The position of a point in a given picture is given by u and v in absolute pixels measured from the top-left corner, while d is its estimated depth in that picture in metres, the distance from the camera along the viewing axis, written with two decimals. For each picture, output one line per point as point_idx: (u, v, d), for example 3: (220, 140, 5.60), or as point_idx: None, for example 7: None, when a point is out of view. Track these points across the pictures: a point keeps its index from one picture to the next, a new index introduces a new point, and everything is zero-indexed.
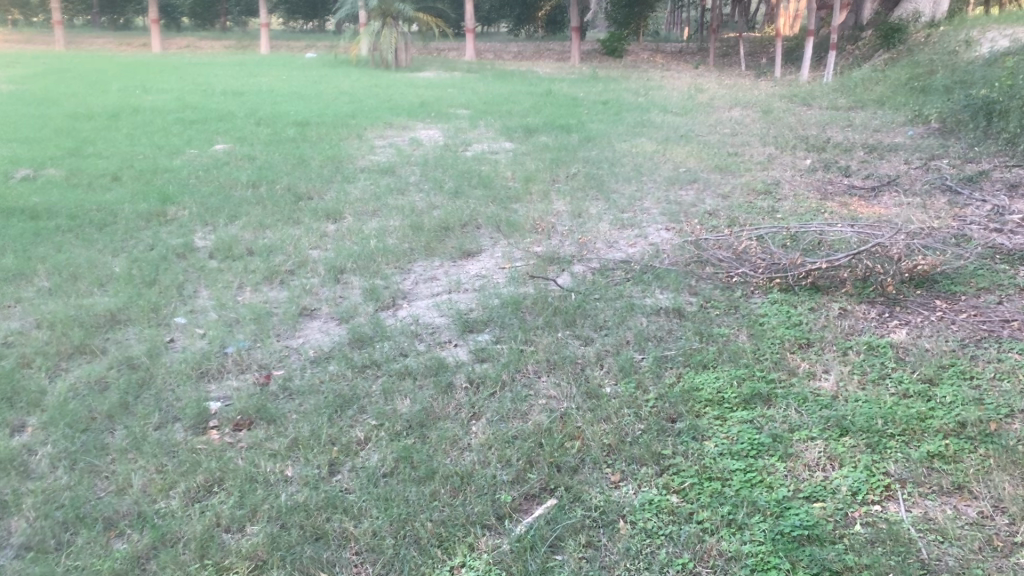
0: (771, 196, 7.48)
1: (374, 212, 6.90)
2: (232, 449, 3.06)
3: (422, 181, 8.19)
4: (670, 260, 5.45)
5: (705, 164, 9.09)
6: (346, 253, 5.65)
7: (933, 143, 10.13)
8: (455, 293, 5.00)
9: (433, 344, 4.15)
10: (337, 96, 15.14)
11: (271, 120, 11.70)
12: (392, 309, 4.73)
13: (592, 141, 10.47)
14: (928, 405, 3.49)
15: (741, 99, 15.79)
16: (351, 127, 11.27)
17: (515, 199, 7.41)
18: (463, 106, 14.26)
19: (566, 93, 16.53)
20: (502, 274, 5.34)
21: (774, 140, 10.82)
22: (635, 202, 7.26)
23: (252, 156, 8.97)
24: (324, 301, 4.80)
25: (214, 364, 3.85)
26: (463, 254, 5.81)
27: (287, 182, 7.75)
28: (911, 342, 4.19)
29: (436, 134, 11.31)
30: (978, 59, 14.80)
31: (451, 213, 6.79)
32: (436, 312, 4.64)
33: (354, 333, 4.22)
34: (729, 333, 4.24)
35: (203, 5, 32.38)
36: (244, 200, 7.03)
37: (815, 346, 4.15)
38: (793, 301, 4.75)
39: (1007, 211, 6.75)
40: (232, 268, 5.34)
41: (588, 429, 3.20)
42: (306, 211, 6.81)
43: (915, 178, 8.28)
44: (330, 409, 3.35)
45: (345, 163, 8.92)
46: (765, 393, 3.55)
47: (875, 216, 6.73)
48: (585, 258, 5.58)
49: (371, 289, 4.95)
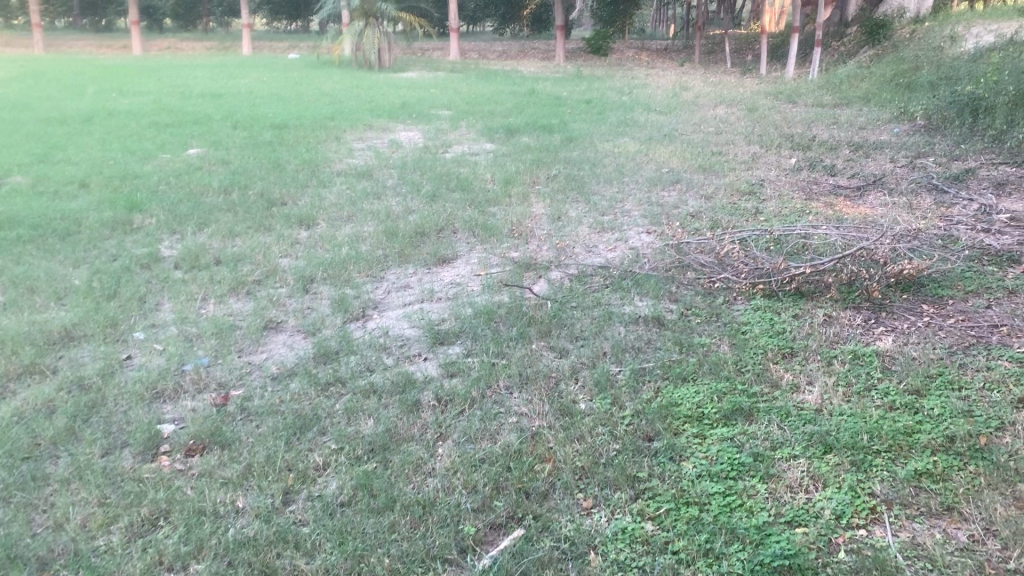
0: (754, 197, 7.34)
1: (349, 218, 6.73)
2: (181, 478, 2.89)
3: (399, 184, 8.02)
4: (650, 265, 5.29)
5: (689, 164, 8.95)
6: (316, 261, 5.48)
7: (918, 141, 10.05)
8: (428, 303, 4.83)
9: (401, 359, 3.98)
10: (318, 97, 14.94)
11: (249, 122, 11.50)
12: (361, 321, 4.56)
13: (574, 141, 10.33)
14: (916, 418, 3.34)
15: (725, 96, 15.68)
16: (330, 130, 11.08)
17: (494, 202, 7.25)
18: (445, 106, 14.10)
19: (550, 92, 16.39)
20: (477, 281, 5.17)
21: (759, 139, 10.70)
22: (616, 204, 7.11)
23: (226, 161, 8.77)
24: (291, 313, 4.63)
25: (170, 384, 3.67)
26: (438, 261, 5.64)
27: (260, 188, 7.56)
28: (898, 350, 4.05)
29: (417, 135, 11.14)
30: (962, 55, 14.75)
31: (427, 218, 6.62)
32: (407, 323, 4.46)
33: (319, 348, 4.05)
34: (709, 343, 4.09)
35: (186, 6, 32.06)
36: (215, 206, 6.84)
37: (798, 355, 4.01)
38: (776, 308, 4.60)
39: (993, 210, 6.64)
40: (197, 279, 5.15)
41: (560, 450, 3.04)
42: (278, 217, 6.64)
43: (901, 177, 8.17)
44: (288, 432, 3.18)
45: (322, 167, 8.74)
46: (746, 408, 3.40)
47: (860, 217, 6.60)
48: (563, 264, 5.42)
49: (341, 299, 4.77)
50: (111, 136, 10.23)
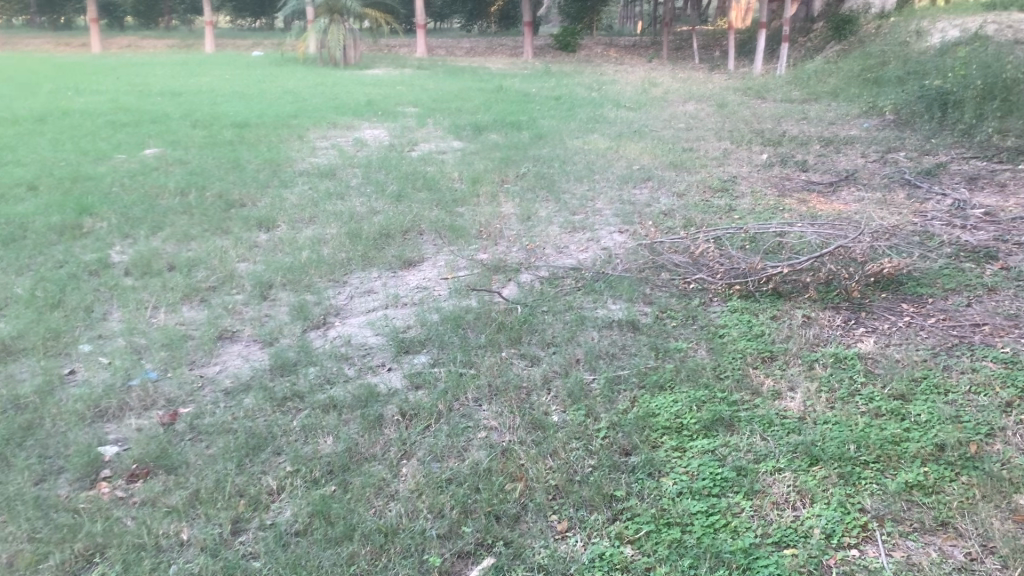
0: (727, 194, 7.20)
1: (311, 220, 6.50)
2: (121, 508, 2.68)
3: (364, 184, 7.78)
4: (623, 266, 5.12)
5: (660, 161, 8.82)
6: (276, 266, 5.24)
7: (889, 135, 9.99)
8: (392, 309, 4.63)
9: (363, 370, 3.77)
10: (281, 95, 14.64)
11: (209, 121, 11.19)
12: (323, 329, 4.34)
13: (543, 139, 10.15)
14: (903, 425, 3.20)
15: (694, 93, 15.59)
16: (292, 128, 10.79)
17: (461, 202, 7.04)
18: (411, 104, 13.86)
19: (519, 88, 16.21)
20: (445, 286, 4.97)
21: (729, 135, 10.60)
22: (587, 202, 6.94)
23: (184, 161, 8.48)
24: (247, 322, 4.39)
25: (114, 401, 3.43)
26: (403, 264, 5.44)
27: (218, 189, 7.28)
28: (880, 353, 3.91)
29: (383, 133, 10.91)
30: (929, 50, 14.80)
31: (392, 219, 6.40)
32: (370, 331, 4.26)
33: (275, 360, 3.83)
34: (687, 348, 3.92)
35: (147, 3, 31.44)
36: (170, 209, 6.57)
37: (778, 360, 3.84)
38: (754, 309, 4.45)
39: (968, 205, 6.55)
40: (148, 286, 4.90)
41: (532, 468, 2.85)
42: (237, 219, 6.38)
43: (873, 172, 8.09)
44: (240, 454, 2.97)
45: (284, 167, 8.48)
46: (727, 418, 3.23)
47: (835, 213, 6.48)
48: (533, 266, 5.23)
49: (301, 306, 4.55)
50: (64, 135, 9.88)
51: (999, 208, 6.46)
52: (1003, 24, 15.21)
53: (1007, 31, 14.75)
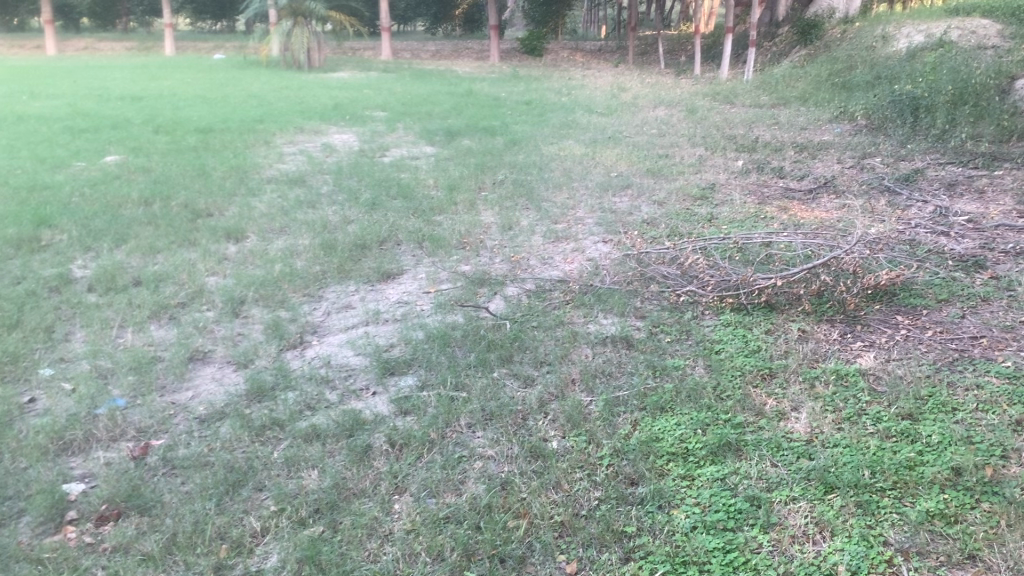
0: (707, 202, 7.10)
1: (282, 230, 6.26)
2: (90, 558, 2.48)
3: (336, 192, 7.54)
4: (611, 278, 4.97)
5: (636, 167, 8.70)
6: (247, 281, 5.01)
7: (863, 141, 9.96)
8: (373, 325, 4.43)
9: (346, 395, 3.57)
10: (246, 99, 14.30)
11: (171, 126, 10.86)
12: (300, 349, 4.13)
13: (517, 145, 9.99)
14: (915, 449, 3.08)
15: (664, 97, 15.54)
16: (258, 134, 10.50)
17: (438, 210, 6.85)
18: (380, 108, 13.62)
19: (488, 93, 16.02)
20: (428, 300, 4.78)
21: (703, 141, 10.52)
22: (567, 211, 6.79)
23: (147, 168, 8.18)
24: (220, 342, 4.17)
25: (79, 432, 3.20)
26: (382, 277, 5.24)
27: (184, 198, 7.01)
28: (882, 369, 3.79)
29: (352, 139, 10.67)
30: (895, 55, 14.89)
31: (368, 229, 6.19)
32: (351, 351, 4.06)
33: (252, 384, 3.62)
34: (684, 366, 3.75)
35: (104, 4, 30.73)
36: (133, 219, 6.29)
37: (779, 376, 3.70)
38: (747, 323, 4.29)
39: (950, 212, 6.51)
40: (113, 303, 4.65)
41: (535, 503, 2.69)
42: (204, 230, 6.12)
43: (851, 179, 8.03)
44: (219, 491, 2.78)
45: (252, 173, 8.22)
46: (734, 442, 3.08)
47: (819, 220, 6.39)
48: (518, 278, 5.06)
49: (275, 324, 4.34)
50: (19, 142, 9.51)
51: (981, 216, 6.42)
52: (967, 28, 15.35)
53: (972, 36, 14.88)
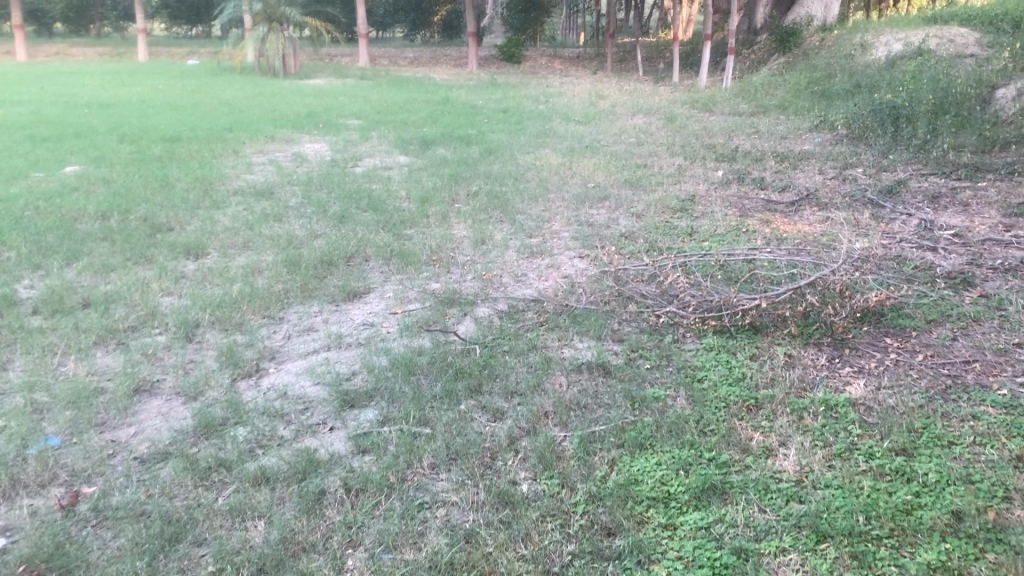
0: (686, 215, 6.90)
1: (245, 245, 5.99)
2: None
3: (304, 204, 7.28)
4: (586, 298, 4.74)
5: (615, 178, 8.50)
6: (204, 302, 4.74)
7: (844, 151, 9.81)
8: (335, 350, 4.17)
9: (301, 431, 3.31)
10: (217, 106, 13.98)
11: (137, 135, 10.54)
12: (256, 378, 3.87)
13: (493, 154, 9.76)
14: (912, 490, 2.86)
15: (642, 105, 15.38)
16: (227, 143, 10.20)
17: (410, 224, 6.60)
18: (354, 116, 13.35)
19: (465, 100, 15.80)
20: (394, 322, 4.53)
21: (682, 151, 10.34)
22: (543, 224, 6.57)
23: (108, 179, 7.87)
24: (170, 371, 3.90)
25: (4, 479, 2.93)
26: (347, 296, 4.98)
27: (144, 211, 6.72)
28: (872, 399, 3.59)
29: (324, 148, 10.40)
30: (874, 64, 14.80)
31: (334, 244, 5.93)
32: (310, 380, 3.80)
33: (200, 420, 3.35)
34: (665, 396, 3.53)
35: (76, 9, 30.22)
36: (88, 234, 6.00)
37: (765, 408, 3.49)
38: (731, 348, 4.07)
39: (934, 226, 6.34)
40: (58, 328, 4.36)
41: (502, 560, 2.46)
42: (162, 246, 5.84)
43: (833, 190, 7.87)
44: (154, 549, 2.53)
45: (217, 185, 7.93)
46: (719, 485, 2.86)
47: (801, 234, 6.20)
48: (489, 298, 4.82)
49: (230, 351, 4.07)
50: None
51: (966, 230, 6.26)
52: (945, 37, 15.30)
53: (949, 45, 14.83)
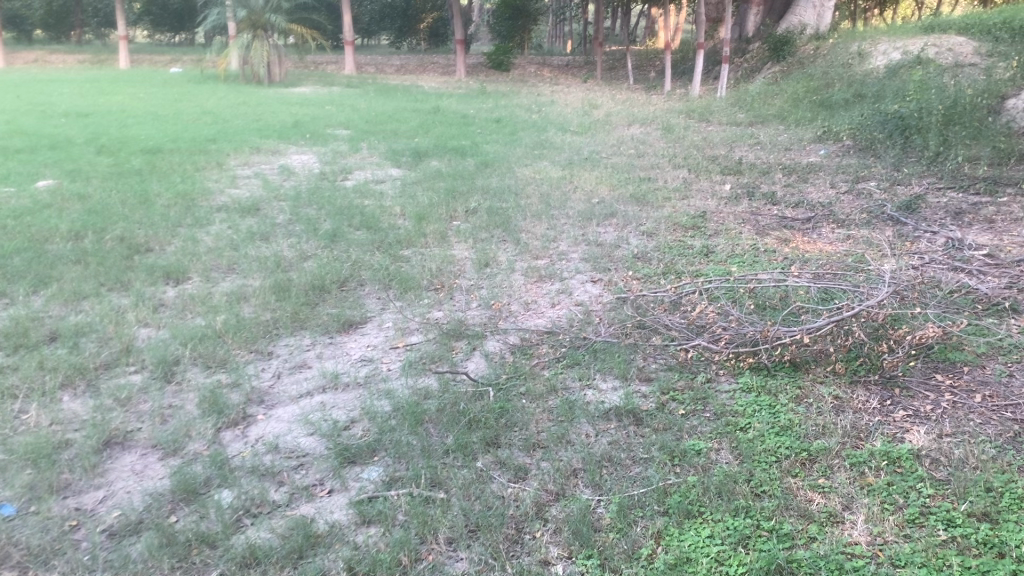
0: (699, 233, 6.52)
1: (230, 268, 5.56)
2: None
3: (293, 221, 6.86)
4: (605, 329, 4.33)
5: (619, 193, 8.11)
6: (185, 335, 4.30)
7: (854, 163, 9.46)
8: (331, 393, 3.73)
9: (295, 494, 2.89)
10: (201, 116, 13.53)
11: (116, 146, 10.07)
12: (243, 428, 3.44)
13: (489, 167, 9.36)
14: (1009, 568, 2.46)
15: (638, 115, 15.02)
16: (210, 155, 9.76)
17: (407, 244, 6.18)
18: (343, 126, 12.94)
19: (456, 110, 15.39)
20: (395, 357, 4.11)
21: (685, 163, 9.98)
22: (549, 244, 6.18)
23: (83, 195, 7.41)
24: (146, 420, 3.48)
25: None
26: (343, 326, 4.56)
27: (121, 230, 6.27)
28: (937, 450, 3.20)
29: (312, 159, 9.98)
30: (873, 73, 14.51)
31: (327, 266, 5.51)
32: (304, 430, 3.37)
33: (180, 482, 2.93)
34: (707, 448, 3.14)
35: (57, 15, 29.64)
36: (60, 257, 5.54)
37: (821, 463, 3.09)
38: (772, 388, 3.68)
39: (963, 244, 5.97)
40: (21, 367, 3.92)
41: None
42: (139, 270, 5.40)
43: (849, 206, 7.51)
44: None
45: (200, 200, 7.49)
46: (786, 565, 2.46)
47: (824, 255, 5.83)
48: (498, 329, 4.41)
49: (214, 395, 3.63)
50: None
51: (998, 249, 5.89)
52: (944, 46, 14.98)
53: (949, 54, 14.54)
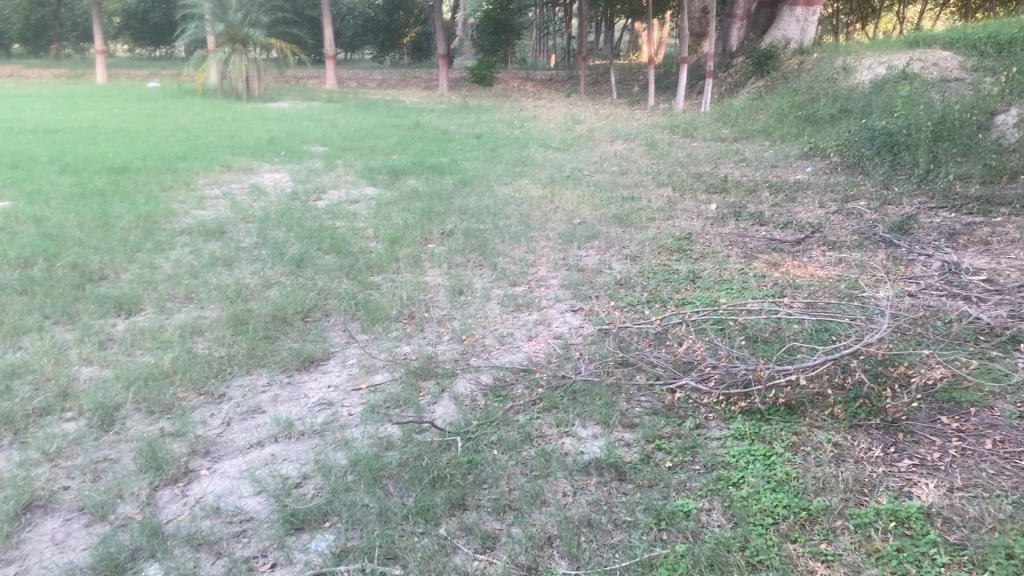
0: (684, 257, 6.24)
1: (187, 298, 5.22)
2: None
3: (259, 245, 6.53)
4: (585, 366, 4.02)
5: (601, 212, 7.84)
6: (129, 376, 3.95)
7: (842, 182, 9.22)
8: (283, 444, 3.40)
9: (233, 569, 2.57)
10: (174, 132, 13.17)
11: (81, 165, 9.70)
12: (184, 485, 3.10)
13: (468, 186, 9.07)
14: None
15: (621, 130, 14.79)
16: (179, 174, 9.41)
17: (378, 270, 5.86)
18: (319, 142, 12.62)
19: (437, 125, 15.10)
20: (356, 400, 3.79)
21: (669, 181, 9.72)
22: (527, 269, 5.88)
23: (39, 217, 7.06)
24: (75, 477, 3.14)
25: None
26: (303, 363, 4.23)
27: (74, 256, 5.92)
28: (949, 507, 2.89)
29: (284, 178, 9.66)
30: (858, 88, 14.34)
31: (291, 295, 5.18)
32: (250, 489, 3.04)
33: (103, 557, 2.60)
34: (696, 510, 2.83)
35: (34, 29, 29.16)
36: (3, 287, 5.19)
37: (823, 525, 2.79)
38: (767, 436, 3.38)
39: (960, 269, 5.70)
40: None
41: None
42: (89, 300, 5.05)
43: (839, 226, 7.25)
44: None
45: (163, 222, 7.15)
46: None
47: (816, 280, 5.55)
48: (470, 367, 4.09)
49: (154, 446, 3.29)
50: None
51: (996, 274, 5.63)
52: (929, 60, 14.85)
53: (934, 69, 14.41)
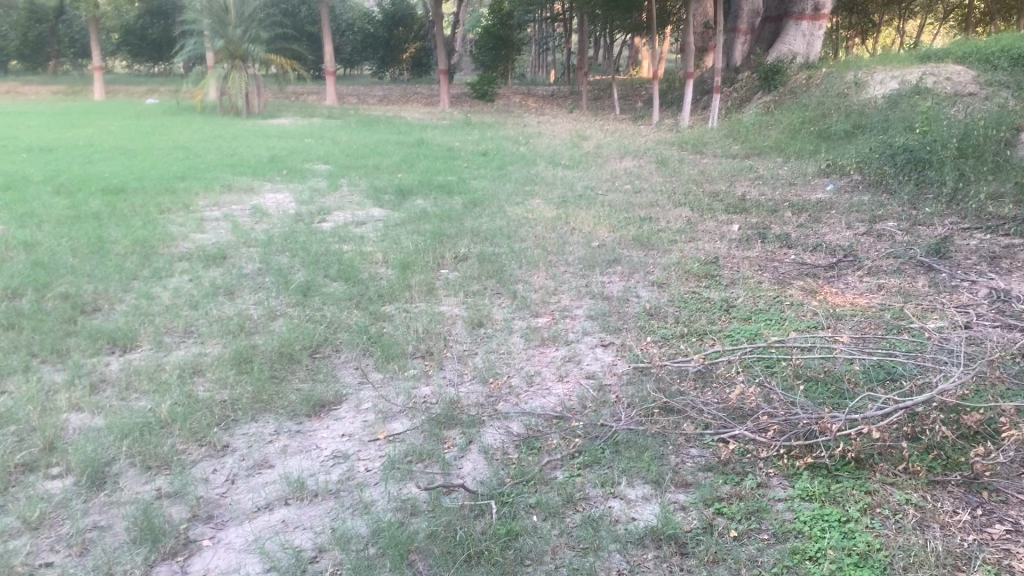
0: (714, 283, 5.88)
1: (188, 332, 4.85)
2: None
3: (261, 271, 6.16)
4: (625, 412, 3.66)
5: (620, 234, 7.48)
6: (120, 425, 3.57)
7: (866, 201, 8.88)
8: (295, 506, 3.03)
9: None
10: (172, 150, 12.83)
11: (74, 185, 9.34)
12: (184, 560, 2.73)
13: (478, 206, 8.71)
14: None
15: (629, 147, 14.45)
16: (177, 194, 9.04)
17: (389, 300, 5.49)
18: (321, 160, 12.28)
19: (441, 142, 14.75)
20: (374, 453, 3.42)
21: (685, 199, 9.37)
22: (549, 298, 5.51)
23: (30, 242, 6.69)
24: (60, 551, 2.77)
25: None
26: (314, 408, 3.86)
27: (66, 285, 5.55)
28: None
29: (286, 198, 9.31)
30: (871, 103, 14.02)
31: (298, 328, 4.80)
32: (260, 566, 2.66)
33: None
34: None
35: (31, 45, 28.82)
36: None
37: None
38: (840, 496, 3.01)
39: (1011, 296, 5.33)
40: None
41: None
42: (81, 336, 4.68)
43: (872, 249, 6.89)
44: None
45: (160, 247, 6.78)
46: None
47: (859, 309, 5.18)
48: (498, 414, 3.72)
49: (149, 512, 2.92)
50: None
51: None
52: (942, 74, 14.54)
53: (948, 83, 14.08)
